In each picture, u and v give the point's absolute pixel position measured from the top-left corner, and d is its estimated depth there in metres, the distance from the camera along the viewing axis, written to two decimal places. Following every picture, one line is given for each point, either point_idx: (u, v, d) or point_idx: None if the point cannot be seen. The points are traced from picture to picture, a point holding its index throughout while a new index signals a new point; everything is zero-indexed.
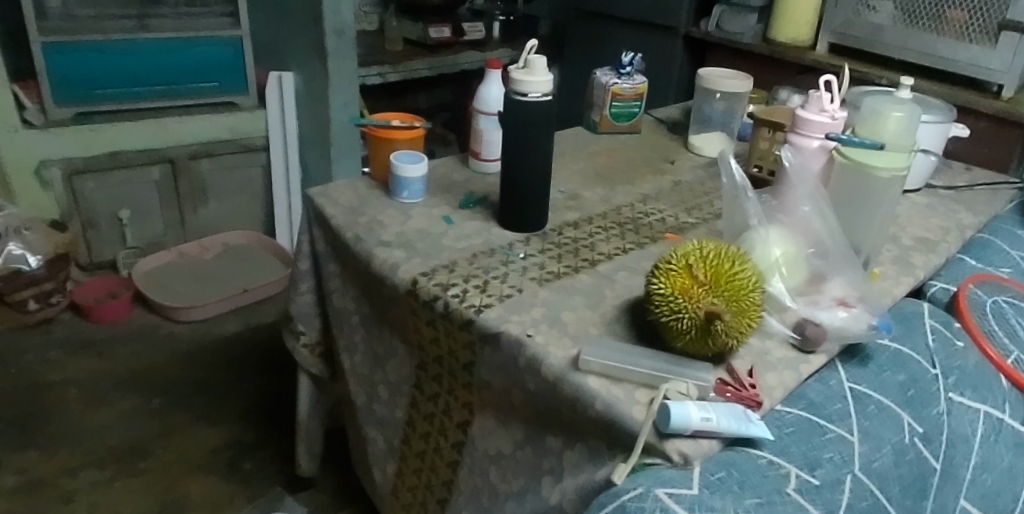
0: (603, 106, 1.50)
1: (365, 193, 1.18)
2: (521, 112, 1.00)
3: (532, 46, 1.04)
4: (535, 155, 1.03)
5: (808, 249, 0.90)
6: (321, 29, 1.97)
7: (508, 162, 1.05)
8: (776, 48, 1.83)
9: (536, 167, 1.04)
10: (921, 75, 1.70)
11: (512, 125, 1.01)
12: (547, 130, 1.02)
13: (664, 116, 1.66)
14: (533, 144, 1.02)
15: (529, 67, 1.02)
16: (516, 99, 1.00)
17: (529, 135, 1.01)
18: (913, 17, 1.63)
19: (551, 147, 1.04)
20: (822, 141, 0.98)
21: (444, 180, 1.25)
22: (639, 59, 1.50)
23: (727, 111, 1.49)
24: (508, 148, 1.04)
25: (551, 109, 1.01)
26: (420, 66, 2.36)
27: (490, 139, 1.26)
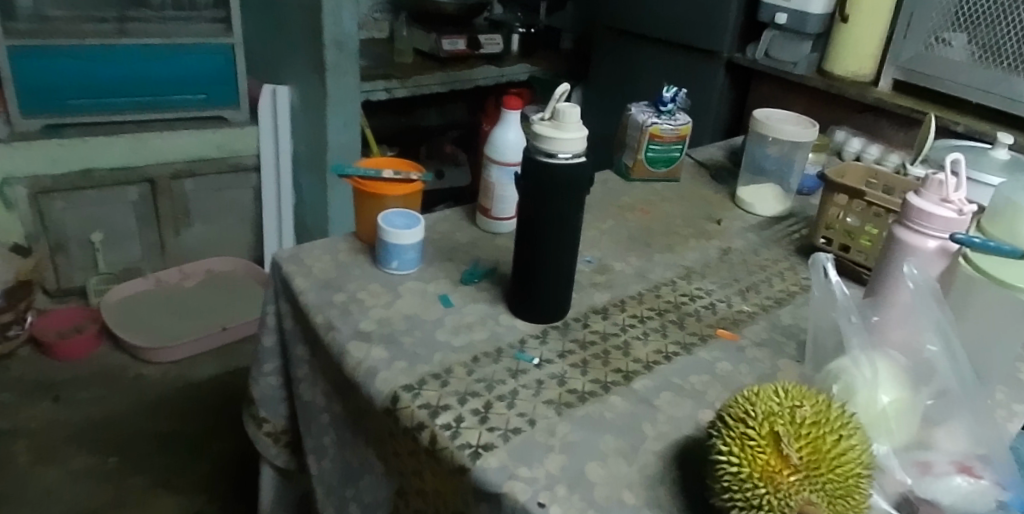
0: (638, 149, 1.25)
1: (345, 259, 0.96)
2: (545, 177, 0.78)
3: (562, 91, 0.80)
4: (559, 228, 0.81)
5: (927, 396, 0.66)
6: (320, 41, 1.75)
7: (526, 237, 0.84)
8: (833, 82, 1.58)
9: (556, 245, 0.82)
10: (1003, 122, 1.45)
11: (534, 194, 0.80)
12: (577, 199, 0.80)
13: (706, 157, 1.43)
14: (559, 215, 0.80)
15: (558, 120, 0.78)
16: (542, 161, 0.78)
17: (553, 205, 0.80)
18: (996, 56, 1.40)
19: (580, 219, 0.82)
20: (943, 240, 0.72)
21: (444, 240, 1.02)
22: (683, 94, 1.27)
23: (786, 157, 1.25)
24: (527, 218, 0.82)
25: (581, 175, 0.79)
26: (430, 82, 2.12)
27: (503, 194, 1.02)
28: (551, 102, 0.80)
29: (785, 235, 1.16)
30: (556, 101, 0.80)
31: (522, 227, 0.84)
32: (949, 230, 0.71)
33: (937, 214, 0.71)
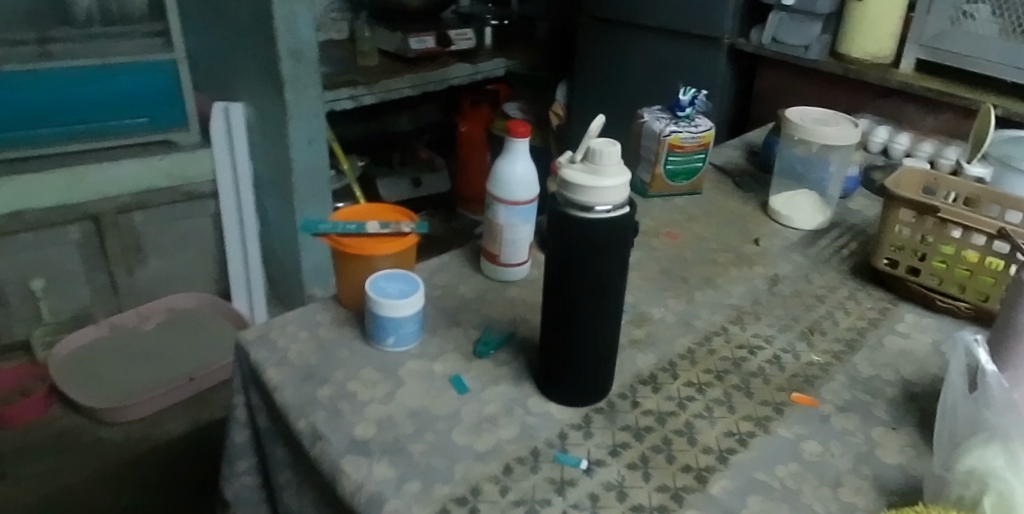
0: (656, 162, 1.07)
1: (328, 336, 0.78)
2: (579, 238, 0.61)
3: (595, 127, 0.63)
4: (599, 297, 0.65)
5: None
6: (274, 52, 1.55)
7: (557, 307, 0.67)
8: (851, 65, 1.38)
9: (596, 316, 0.66)
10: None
11: (566, 259, 0.63)
12: (620, 261, 0.63)
13: (724, 160, 1.26)
14: (600, 280, 0.64)
15: (594, 162, 0.61)
16: (575, 219, 0.61)
17: (591, 270, 0.63)
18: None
19: (623, 282, 0.65)
20: None
21: (446, 298, 0.85)
22: (701, 97, 1.11)
23: (817, 158, 1.07)
24: (558, 286, 0.65)
25: (626, 230, 0.62)
26: (400, 85, 1.88)
27: (514, 237, 0.85)
28: (584, 141, 0.63)
29: (834, 254, 1.00)
30: (590, 140, 0.63)
31: (551, 295, 0.67)
32: None
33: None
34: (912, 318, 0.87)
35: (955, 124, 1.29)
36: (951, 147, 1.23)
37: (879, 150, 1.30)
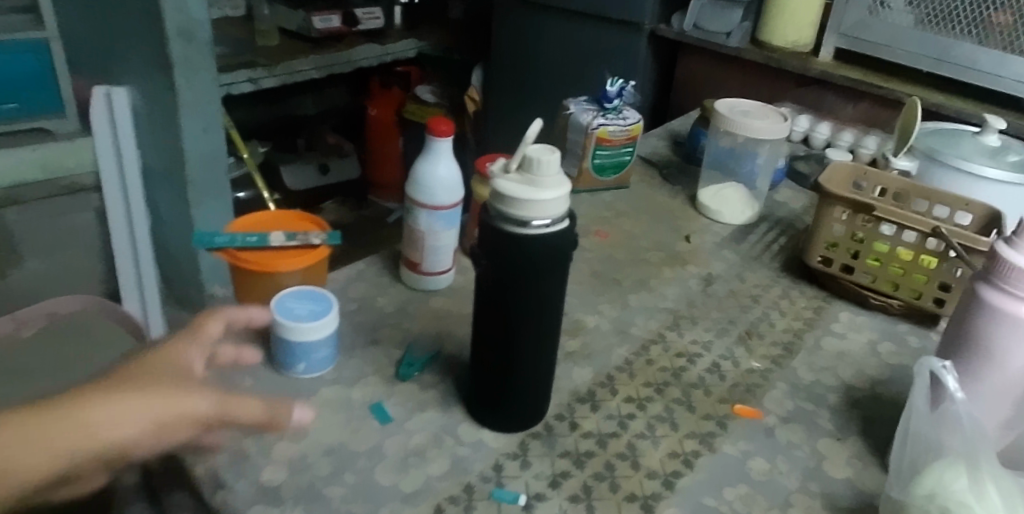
0: (583, 156, 1.02)
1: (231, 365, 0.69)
2: (515, 257, 0.55)
3: (532, 132, 0.57)
4: (537, 318, 0.59)
5: None
6: (161, 32, 1.40)
7: (491, 329, 0.60)
8: (772, 53, 1.37)
9: (532, 338, 0.60)
10: (943, 86, 1.28)
11: (501, 278, 0.57)
12: (559, 279, 0.58)
13: (650, 149, 1.22)
14: (540, 302, 0.58)
15: (531, 174, 0.55)
16: (511, 235, 0.55)
17: (529, 290, 0.57)
18: (943, 19, 1.21)
19: (562, 301, 0.60)
20: None
21: (363, 313, 0.77)
22: (629, 88, 1.06)
23: (744, 150, 1.04)
24: (492, 307, 0.59)
25: (566, 246, 0.56)
26: (304, 67, 1.74)
27: (437, 244, 0.77)
28: (518, 150, 0.56)
29: (765, 249, 0.97)
30: (524, 149, 0.56)
31: (483, 315, 0.61)
32: None
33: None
34: (845, 316, 0.86)
35: (872, 114, 1.30)
36: (870, 136, 1.22)
37: (800, 139, 1.29)
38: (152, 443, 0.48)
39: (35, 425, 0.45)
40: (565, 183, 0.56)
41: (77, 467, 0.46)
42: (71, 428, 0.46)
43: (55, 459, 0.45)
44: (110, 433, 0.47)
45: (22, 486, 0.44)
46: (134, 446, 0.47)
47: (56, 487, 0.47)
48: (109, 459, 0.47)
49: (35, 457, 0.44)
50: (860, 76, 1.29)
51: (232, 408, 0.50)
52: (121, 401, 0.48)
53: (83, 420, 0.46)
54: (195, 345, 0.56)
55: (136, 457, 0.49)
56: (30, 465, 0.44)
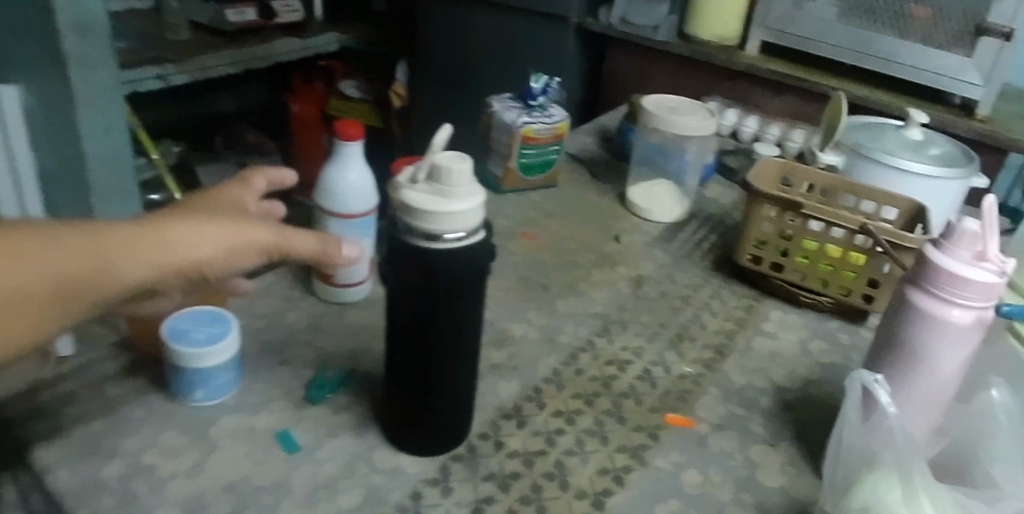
0: (508, 156, 0.98)
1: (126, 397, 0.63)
2: (427, 273, 0.51)
3: (442, 139, 0.52)
4: (453, 336, 0.55)
5: None
6: (54, 27, 1.29)
7: (405, 349, 0.56)
8: (699, 47, 1.36)
9: (450, 357, 0.56)
10: (866, 79, 1.29)
11: (413, 295, 0.53)
12: (475, 295, 0.54)
13: (579, 145, 1.19)
14: (456, 319, 0.54)
15: (437, 184, 0.50)
16: (422, 249, 0.51)
17: (444, 308, 0.53)
18: (866, 12, 1.22)
19: (481, 317, 0.56)
20: (975, 310, 0.50)
21: (272, 331, 0.72)
22: (553, 84, 1.03)
23: (672, 146, 1.01)
24: (404, 326, 0.55)
25: (482, 259, 0.53)
26: (217, 62, 1.63)
27: (351, 255, 0.72)
28: (426, 158, 0.52)
29: (695, 248, 0.96)
30: (433, 157, 0.51)
31: (396, 334, 0.56)
32: (987, 298, 0.50)
33: (974, 280, 0.50)
34: (776, 315, 0.84)
35: (799, 107, 1.30)
36: (796, 129, 1.22)
37: (728, 133, 1.28)
38: (223, 267, 0.49)
39: (121, 237, 0.45)
40: (480, 193, 0.52)
41: (163, 280, 0.46)
42: (152, 244, 0.46)
43: (138, 271, 0.45)
44: (190, 248, 0.47)
45: (123, 289, 0.44)
46: (206, 269, 0.48)
47: (122, 301, 0.47)
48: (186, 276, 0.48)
49: (119, 268, 0.44)
50: (786, 70, 1.29)
51: (289, 240, 0.52)
52: (193, 222, 0.48)
53: (162, 237, 0.46)
54: (237, 195, 0.58)
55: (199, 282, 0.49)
56: (118, 272, 0.44)
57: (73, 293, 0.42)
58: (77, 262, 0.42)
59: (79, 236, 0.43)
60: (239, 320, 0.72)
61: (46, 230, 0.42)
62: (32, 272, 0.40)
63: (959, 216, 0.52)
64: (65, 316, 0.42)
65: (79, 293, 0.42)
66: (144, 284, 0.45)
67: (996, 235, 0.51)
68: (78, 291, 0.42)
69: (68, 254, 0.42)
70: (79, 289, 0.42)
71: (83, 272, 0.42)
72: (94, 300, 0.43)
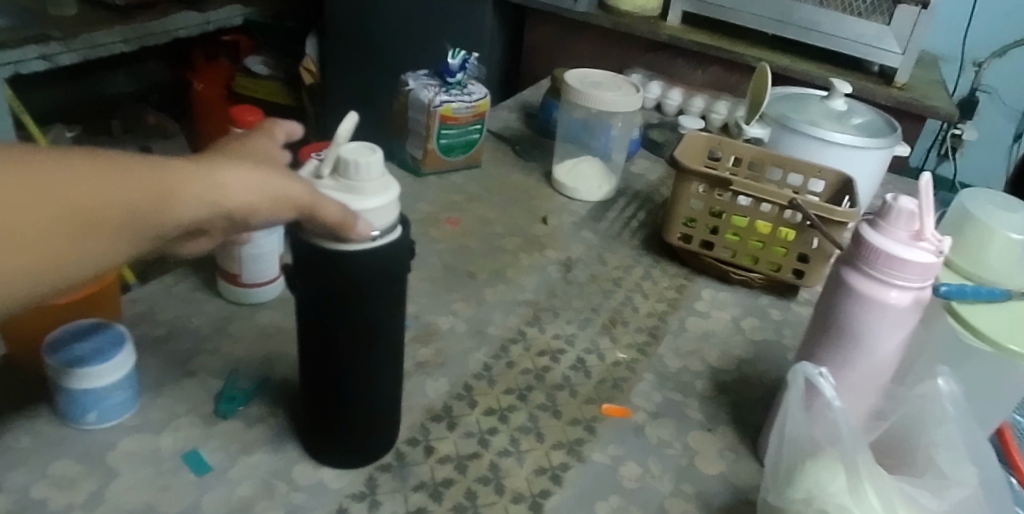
0: (428, 136, 0.93)
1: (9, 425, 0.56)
2: (341, 278, 0.47)
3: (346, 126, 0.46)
4: (370, 341, 0.50)
5: None
6: None
7: (320, 359, 0.51)
8: (620, 18, 1.33)
9: (370, 365, 0.51)
10: (787, 49, 1.29)
11: (326, 302, 0.48)
12: (393, 295, 0.49)
13: (502, 123, 1.15)
14: (374, 324, 0.50)
15: (348, 181, 0.46)
16: (334, 253, 0.46)
17: (358, 312, 0.48)
18: None
19: (402, 319, 0.52)
20: (912, 290, 0.51)
21: (174, 339, 0.65)
22: (472, 59, 0.98)
23: (597, 122, 0.99)
24: (317, 333, 0.50)
25: (399, 257, 0.48)
26: (110, 39, 1.48)
27: (259, 252, 0.67)
28: (331, 149, 0.47)
29: (624, 226, 0.93)
30: (339, 146, 0.46)
31: (309, 344, 0.51)
32: (924, 279, 0.51)
33: (912, 261, 0.50)
34: (707, 293, 0.83)
35: (721, 78, 1.29)
36: (719, 101, 1.21)
37: (652, 106, 1.26)
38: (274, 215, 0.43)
39: (164, 173, 0.39)
40: (393, 187, 0.47)
41: (206, 223, 0.41)
42: (194, 182, 0.40)
43: (181, 212, 0.39)
44: (239, 191, 0.41)
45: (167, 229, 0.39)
46: (247, 217, 0.42)
47: (172, 242, 0.42)
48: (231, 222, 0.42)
49: (166, 205, 0.38)
50: (709, 40, 1.28)
51: (323, 203, 0.43)
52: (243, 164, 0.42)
53: (205, 176, 0.40)
54: (266, 139, 0.49)
55: (238, 228, 0.43)
56: (161, 210, 0.38)
57: (113, 228, 0.37)
58: (120, 198, 0.37)
59: (125, 167, 0.37)
60: (137, 329, 0.66)
61: (89, 161, 0.36)
62: (90, 205, 0.36)
63: (895, 197, 0.52)
64: (96, 258, 0.37)
65: (117, 231, 0.37)
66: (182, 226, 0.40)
67: (930, 214, 0.52)
68: (114, 230, 0.37)
69: (109, 191, 0.36)
70: (113, 227, 0.37)
71: (129, 207, 0.37)
72: (136, 237, 0.38)
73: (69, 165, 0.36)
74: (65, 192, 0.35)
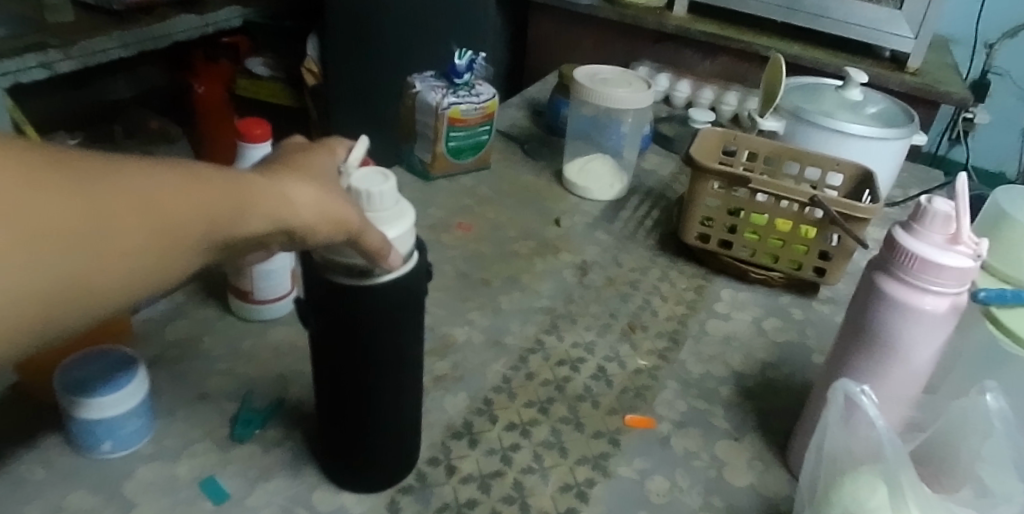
0: (435, 140, 0.92)
1: (22, 456, 0.55)
2: (360, 313, 0.45)
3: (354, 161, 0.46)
4: (393, 374, 0.49)
5: None
6: None
7: (340, 391, 0.50)
8: (626, 10, 1.30)
9: (392, 395, 0.50)
10: (797, 35, 1.27)
11: (345, 336, 0.46)
12: (413, 323, 0.48)
13: (509, 121, 1.13)
14: (395, 355, 0.48)
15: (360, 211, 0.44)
16: (353, 288, 0.45)
17: (380, 346, 0.47)
18: None
19: (422, 346, 0.50)
20: (949, 298, 0.49)
21: (185, 360, 0.64)
22: (478, 59, 0.96)
23: (608, 119, 0.96)
24: (338, 372, 0.49)
25: (417, 286, 0.47)
26: (108, 45, 1.46)
27: (270, 269, 0.65)
28: (344, 173, 0.45)
29: (638, 226, 0.91)
30: (351, 176, 0.45)
31: (326, 377, 0.50)
32: (961, 284, 0.48)
33: (949, 266, 0.48)
34: (727, 294, 0.81)
35: (730, 68, 1.27)
36: (729, 92, 1.19)
37: (661, 99, 1.23)
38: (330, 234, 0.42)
39: (228, 185, 0.38)
40: (408, 213, 0.46)
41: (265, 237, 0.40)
42: (259, 196, 0.39)
43: (246, 225, 0.38)
44: (296, 206, 0.40)
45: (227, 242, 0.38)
46: (306, 235, 0.41)
47: (231, 257, 0.41)
48: (288, 236, 0.41)
49: (234, 214, 0.37)
50: (716, 30, 1.25)
51: (367, 229, 0.43)
52: (299, 179, 0.41)
53: (268, 190, 0.39)
54: (326, 153, 0.46)
55: (292, 246, 0.42)
56: (229, 223, 0.37)
57: (180, 240, 0.35)
58: (192, 205, 0.36)
59: (194, 177, 0.36)
60: (149, 351, 0.64)
61: (165, 169, 0.36)
62: (157, 215, 0.34)
63: (930, 199, 0.50)
64: (165, 270, 0.35)
65: (187, 239, 0.36)
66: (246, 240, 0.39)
67: (967, 215, 0.50)
68: (184, 240, 0.36)
69: (182, 199, 0.35)
70: (185, 238, 0.36)
71: (197, 217, 0.36)
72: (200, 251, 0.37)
73: (143, 172, 0.35)
74: (140, 198, 0.34)
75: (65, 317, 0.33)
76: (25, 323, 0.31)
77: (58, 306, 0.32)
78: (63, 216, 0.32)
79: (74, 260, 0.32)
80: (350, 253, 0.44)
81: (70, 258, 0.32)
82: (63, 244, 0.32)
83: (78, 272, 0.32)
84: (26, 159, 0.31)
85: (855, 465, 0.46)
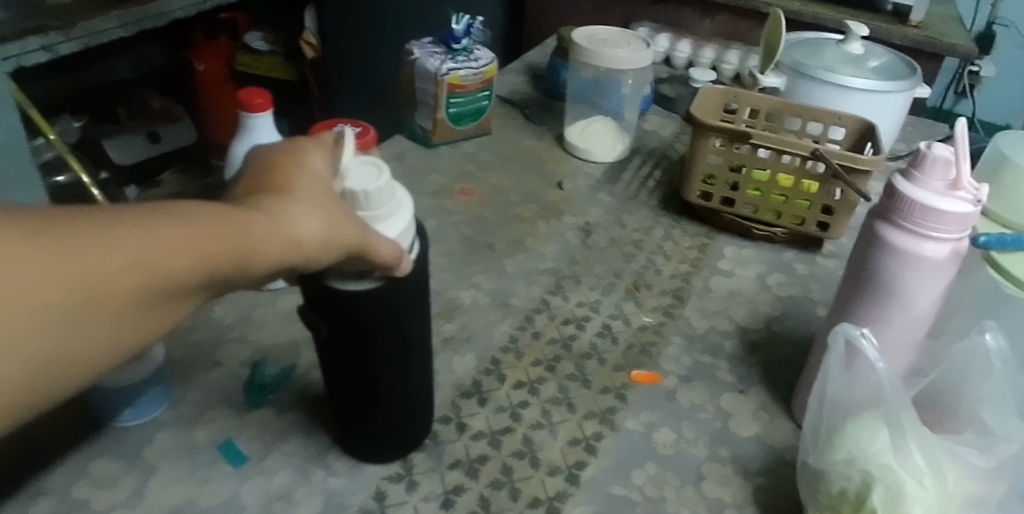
0: (436, 106, 0.92)
1: (42, 423, 0.56)
2: (361, 314, 0.46)
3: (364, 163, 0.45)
4: (404, 365, 0.50)
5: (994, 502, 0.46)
6: None
7: (347, 378, 0.50)
8: None
9: (403, 383, 0.51)
10: None
11: (347, 334, 0.47)
12: (418, 315, 0.49)
13: (509, 85, 1.12)
14: (403, 344, 0.49)
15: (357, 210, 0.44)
16: (341, 293, 0.45)
17: (391, 341, 0.48)
18: None
19: (429, 330, 0.51)
20: (950, 245, 0.49)
21: (198, 328, 0.65)
22: (476, 23, 0.95)
23: (609, 80, 0.96)
24: (347, 368, 0.50)
25: (421, 279, 0.48)
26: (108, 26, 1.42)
27: None
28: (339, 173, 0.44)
29: (641, 187, 0.92)
30: (345, 172, 0.44)
31: (332, 367, 0.51)
32: (963, 230, 0.49)
33: (951, 212, 0.48)
34: (731, 251, 0.82)
35: (730, 26, 1.26)
36: (731, 50, 1.18)
37: (662, 60, 1.22)
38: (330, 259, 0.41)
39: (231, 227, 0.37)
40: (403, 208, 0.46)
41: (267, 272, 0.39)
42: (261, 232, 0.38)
43: (246, 265, 0.37)
44: (298, 238, 0.39)
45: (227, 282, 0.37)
46: (308, 262, 0.41)
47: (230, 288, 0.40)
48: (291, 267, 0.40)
49: (237, 258, 0.37)
50: None
51: (377, 242, 0.42)
52: (300, 207, 0.40)
53: (270, 224, 0.39)
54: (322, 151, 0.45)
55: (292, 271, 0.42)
56: (230, 266, 0.36)
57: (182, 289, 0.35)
58: (196, 255, 0.35)
59: (196, 221, 0.35)
60: None
61: (167, 219, 0.34)
62: (160, 268, 0.33)
63: (932, 144, 0.50)
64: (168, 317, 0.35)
65: (189, 285, 0.35)
66: (247, 277, 0.38)
67: (967, 159, 0.50)
68: (188, 288, 0.35)
69: (183, 248, 0.34)
70: (187, 285, 0.35)
71: (199, 265, 0.35)
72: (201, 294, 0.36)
73: (140, 226, 0.33)
74: (141, 255, 0.33)
75: (71, 380, 0.32)
76: (32, 395, 0.30)
77: (63, 367, 0.31)
78: (63, 284, 0.30)
79: (77, 325, 0.31)
80: (359, 261, 0.43)
81: (78, 323, 0.31)
82: (66, 310, 0.30)
83: (87, 335, 0.31)
84: (21, 229, 0.30)
85: (859, 413, 0.48)
